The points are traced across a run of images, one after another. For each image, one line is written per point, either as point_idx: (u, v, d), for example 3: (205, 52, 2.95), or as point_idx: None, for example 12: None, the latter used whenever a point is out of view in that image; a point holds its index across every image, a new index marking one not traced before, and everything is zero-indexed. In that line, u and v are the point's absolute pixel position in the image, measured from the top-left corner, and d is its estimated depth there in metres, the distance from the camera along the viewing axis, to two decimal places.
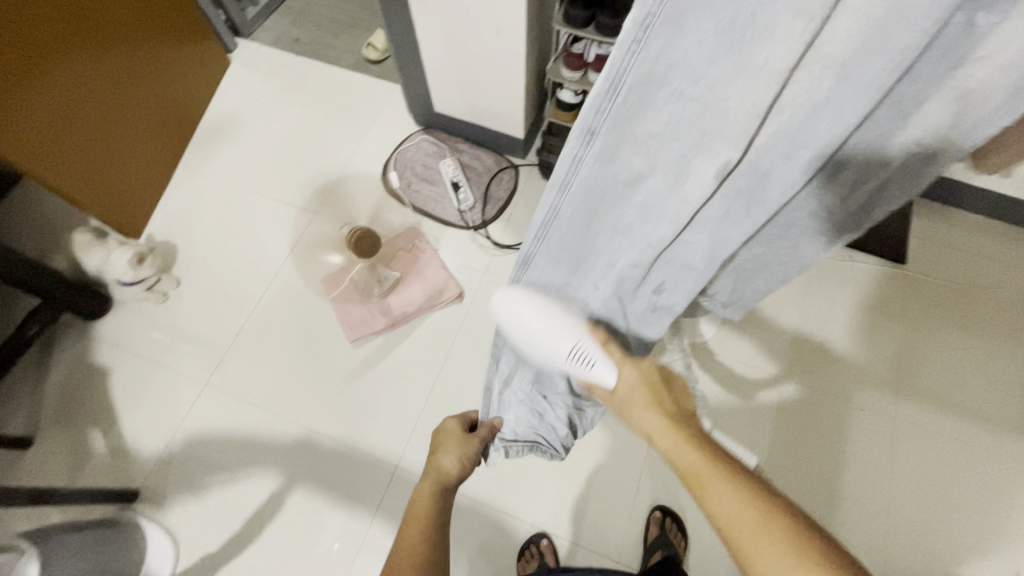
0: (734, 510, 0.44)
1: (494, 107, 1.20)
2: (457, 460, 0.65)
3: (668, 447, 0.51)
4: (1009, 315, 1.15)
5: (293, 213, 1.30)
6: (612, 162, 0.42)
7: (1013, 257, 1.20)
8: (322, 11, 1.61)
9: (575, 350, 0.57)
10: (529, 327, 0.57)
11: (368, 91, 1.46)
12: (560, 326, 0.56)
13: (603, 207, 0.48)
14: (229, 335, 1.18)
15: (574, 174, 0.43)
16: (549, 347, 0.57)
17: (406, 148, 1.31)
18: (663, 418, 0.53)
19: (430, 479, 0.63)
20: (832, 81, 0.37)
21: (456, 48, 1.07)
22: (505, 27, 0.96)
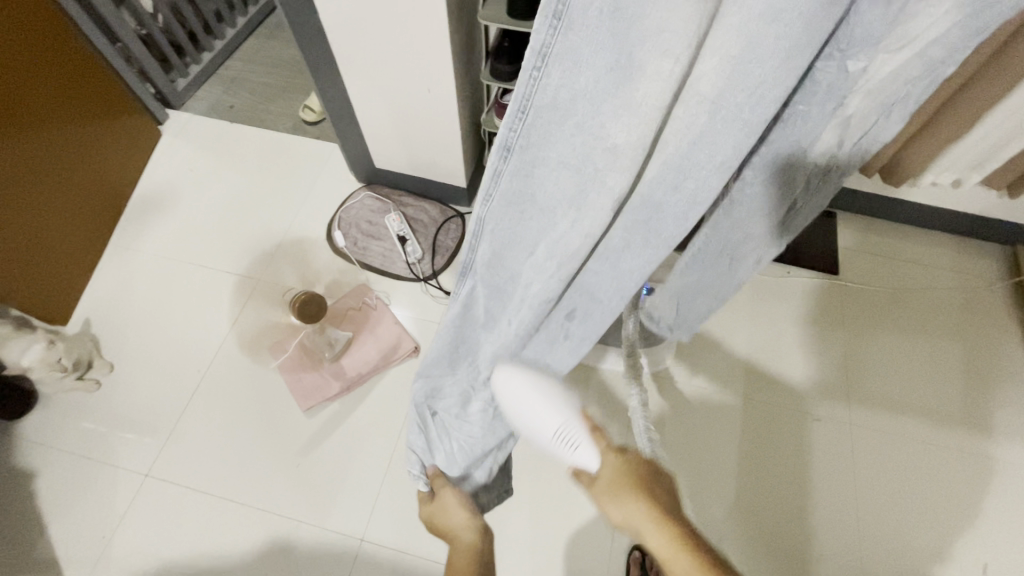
0: None
1: (433, 160, 1.21)
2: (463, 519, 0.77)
3: (662, 549, 0.48)
4: (938, 313, 1.22)
5: (235, 284, 1.25)
6: (531, 185, 0.44)
7: (932, 258, 1.29)
8: (255, 78, 1.62)
9: (570, 429, 0.58)
10: (518, 399, 0.62)
11: (307, 153, 1.45)
12: (549, 404, 0.60)
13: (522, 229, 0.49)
14: (171, 418, 1.11)
15: (493, 190, 0.46)
16: (526, 404, 0.61)
17: (349, 206, 1.30)
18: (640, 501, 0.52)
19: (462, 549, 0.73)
20: (707, 115, 0.38)
21: (392, 107, 1.09)
22: (436, 84, 0.99)
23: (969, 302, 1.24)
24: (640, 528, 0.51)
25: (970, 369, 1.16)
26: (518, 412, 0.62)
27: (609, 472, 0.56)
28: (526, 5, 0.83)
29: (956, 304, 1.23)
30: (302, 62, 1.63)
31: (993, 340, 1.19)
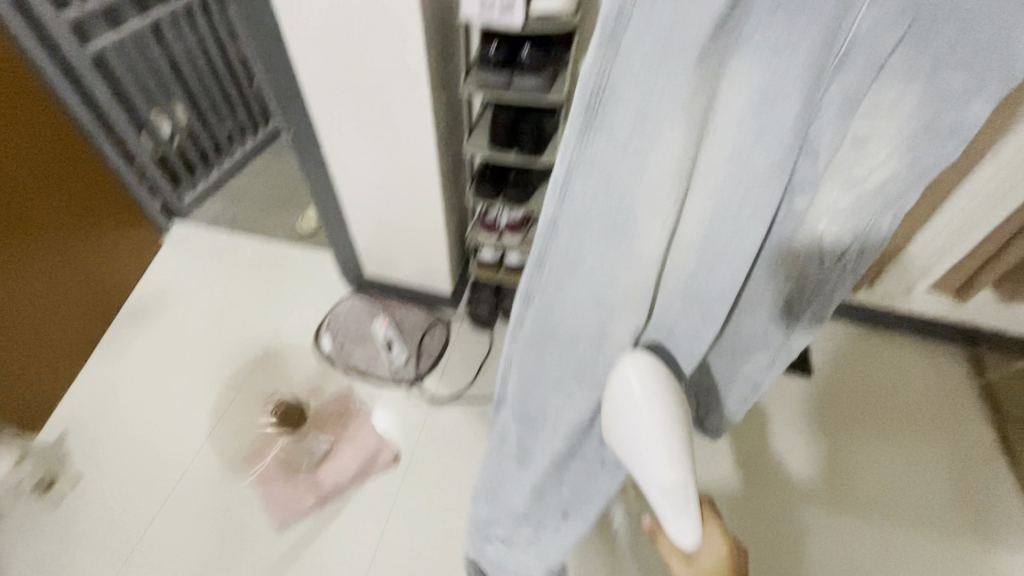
0: None
1: (422, 269, 1.28)
2: None
3: None
4: (917, 415, 1.24)
5: (215, 391, 1.25)
6: (564, 288, 0.44)
7: (906, 357, 1.32)
8: (259, 192, 1.75)
9: (682, 495, 0.46)
10: (633, 418, 0.46)
11: (302, 261, 1.53)
12: (667, 451, 0.45)
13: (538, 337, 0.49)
14: (133, 535, 1.05)
15: (530, 293, 0.47)
16: (642, 432, 0.46)
17: (337, 312, 1.32)
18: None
19: None
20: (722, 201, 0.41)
21: (384, 221, 1.18)
22: (426, 203, 1.09)
23: (946, 403, 1.26)
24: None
25: (957, 480, 1.16)
26: (621, 444, 0.49)
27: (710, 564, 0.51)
28: (505, 137, 0.95)
29: (932, 404, 1.26)
30: (301, 179, 1.77)
31: (975, 448, 1.20)
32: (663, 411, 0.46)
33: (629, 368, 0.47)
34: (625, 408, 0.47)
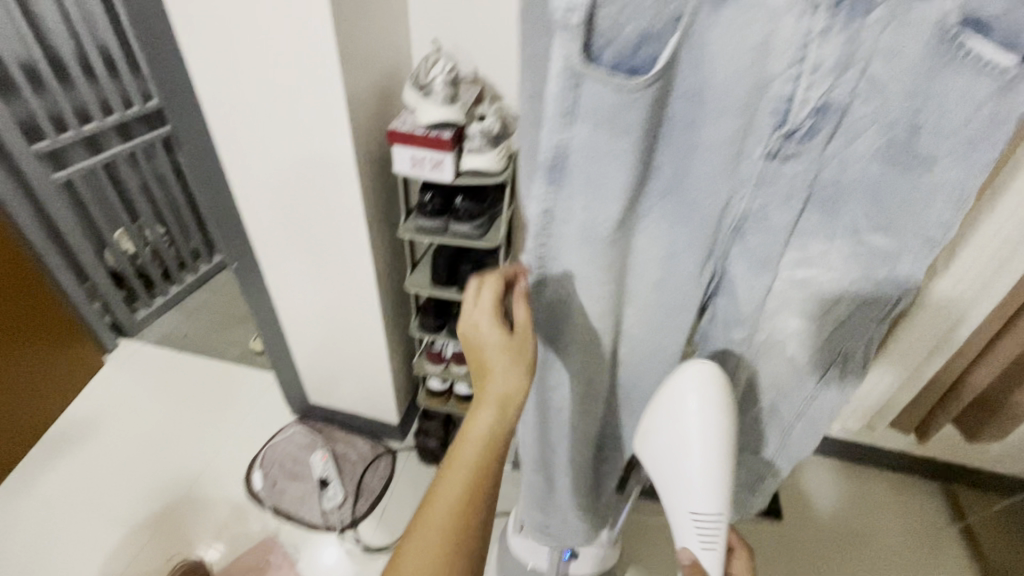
0: None
1: (368, 398, 1.23)
2: (512, 381, 0.56)
3: None
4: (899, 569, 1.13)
5: (126, 535, 1.16)
6: (562, 227, 0.53)
7: (885, 499, 1.23)
8: (216, 308, 1.72)
9: (712, 522, 0.54)
10: (677, 438, 0.54)
11: (248, 383, 1.47)
12: (711, 484, 0.53)
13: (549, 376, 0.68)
14: None
15: (537, 247, 0.55)
16: (681, 455, 0.54)
17: (276, 443, 1.27)
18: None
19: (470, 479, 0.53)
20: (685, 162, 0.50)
21: (328, 351, 1.15)
22: (368, 335, 1.07)
23: (932, 556, 1.15)
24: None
25: None
26: (657, 462, 0.57)
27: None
28: (446, 275, 0.95)
29: (916, 557, 1.15)
30: (238, 292, 1.76)
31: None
32: (717, 433, 0.53)
33: (679, 388, 0.55)
34: (675, 426, 0.54)
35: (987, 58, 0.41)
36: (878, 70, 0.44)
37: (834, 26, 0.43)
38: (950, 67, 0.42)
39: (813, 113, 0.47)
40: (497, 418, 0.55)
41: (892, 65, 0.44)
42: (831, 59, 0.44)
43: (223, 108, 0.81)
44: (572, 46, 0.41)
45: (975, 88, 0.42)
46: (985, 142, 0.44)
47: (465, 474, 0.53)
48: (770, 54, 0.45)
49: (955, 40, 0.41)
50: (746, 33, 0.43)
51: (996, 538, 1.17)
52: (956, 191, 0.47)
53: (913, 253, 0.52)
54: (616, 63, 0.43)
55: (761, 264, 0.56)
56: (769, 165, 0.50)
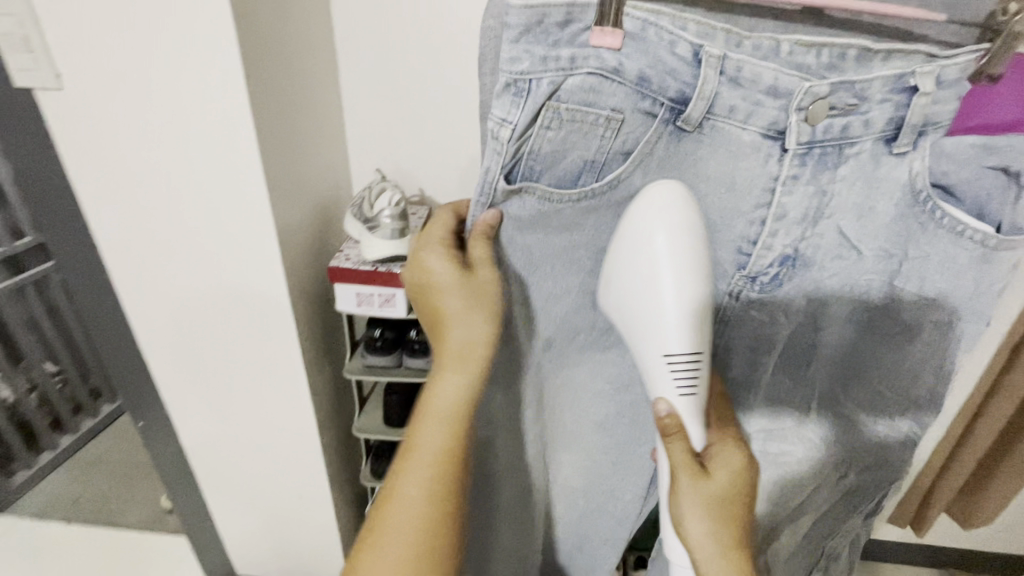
0: None
1: (310, 563, 1.02)
2: (481, 327, 0.45)
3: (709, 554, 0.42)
4: None
5: None
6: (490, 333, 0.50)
7: None
8: (116, 457, 1.45)
9: (689, 363, 0.41)
10: (642, 271, 0.39)
11: (156, 554, 1.20)
12: (685, 316, 0.39)
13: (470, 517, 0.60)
14: None
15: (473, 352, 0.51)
16: (652, 297, 0.39)
17: None
18: (721, 528, 0.42)
19: (443, 420, 0.45)
20: None
21: (258, 512, 0.96)
22: (308, 490, 0.90)
23: None
24: (703, 552, 0.42)
25: None
26: (620, 303, 0.42)
27: (727, 476, 0.43)
28: (400, 415, 0.83)
29: None
30: (130, 430, 1.52)
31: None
32: (691, 242, 0.38)
33: (643, 214, 0.38)
34: (641, 259, 0.39)
35: (964, 223, 0.39)
36: (847, 227, 0.40)
37: (803, 177, 0.38)
38: (927, 232, 0.40)
39: (779, 263, 0.42)
40: (455, 425, 0.46)
41: (865, 224, 0.40)
42: (798, 212, 0.39)
43: (125, 250, 0.69)
44: (499, 161, 0.38)
45: (956, 253, 0.40)
46: (966, 311, 0.42)
47: (418, 510, 0.44)
48: (737, 193, 0.39)
49: (926, 200, 0.39)
50: (708, 167, 0.39)
51: None
52: (941, 365, 0.44)
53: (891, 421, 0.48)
54: (552, 187, 0.40)
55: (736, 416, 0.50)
56: (733, 308, 0.44)
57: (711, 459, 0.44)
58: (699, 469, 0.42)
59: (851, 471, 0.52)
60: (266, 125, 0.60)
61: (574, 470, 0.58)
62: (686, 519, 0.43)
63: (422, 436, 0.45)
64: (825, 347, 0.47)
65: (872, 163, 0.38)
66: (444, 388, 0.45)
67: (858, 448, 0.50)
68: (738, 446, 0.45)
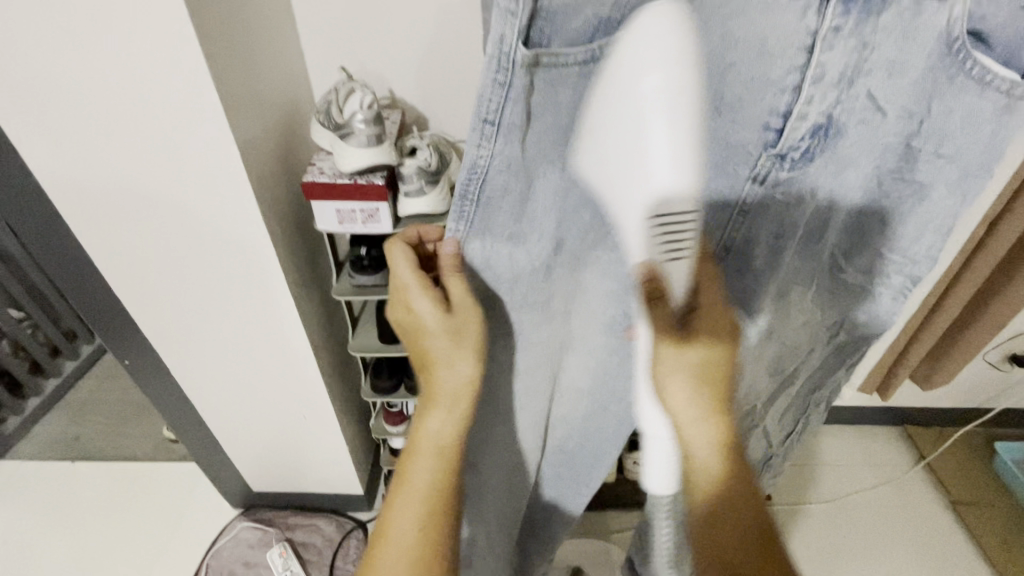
0: (711, 472, 0.44)
1: (320, 472, 1.07)
2: (469, 362, 0.49)
3: (687, 412, 0.44)
4: (889, 514, 1.16)
5: None
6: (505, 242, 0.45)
7: (863, 455, 1.25)
8: (111, 393, 1.45)
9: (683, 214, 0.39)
10: (630, 120, 0.36)
11: (168, 480, 1.24)
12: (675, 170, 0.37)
13: (478, 435, 0.60)
14: None
15: (495, 271, 0.46)
16: (636, 152, 0.37)
17: (222, 547, 1.09)
18: (704, 394, 0.44)
19: (433, 458, 0.49)
20: None
21: (264, 433, 0.98)
22: (311, 409, 0.91)
23: (913, 499, 1.18)
24: (686, 416, 0.45)
25: None
26: (599, 172, 0.40)
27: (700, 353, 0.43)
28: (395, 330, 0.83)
29: (905, 502, 1.18)
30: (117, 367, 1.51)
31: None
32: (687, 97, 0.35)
33: (630, 48, 0.34)
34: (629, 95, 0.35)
35: (994, 73, 0.36)
36: (877, 87, 0.37)
37: (845, 28, 0.35)
38: (955, 85, 0.37)
39: (810, 136, 0.39)
40: (439, 464, 0.49)
41: (895, 83, 0.37)
42: (836, 71, 0.36)
43: (70, 178, 0.62)
44: (512, 31, 0.33)
45: (980, 107, 0.37)
46: (982, 168, 0.40)
47: (415, 544, 0.46)
48: (768, 55, 0.36)
49: (960, 51, 0.35)
50: (739, 26, 0.35)
51: (954, 468, 1.22)
52: (945, 220, 0.44)
53: (893, 292, 0.50)
54: (561, 58, 0.35)
55: (774, 296, 0.51)
56: (757, 192, 0.42)
57: (697, 324, 0.43)
58: (677, 335, 0.43)
59: (841, 331, 0.56)
60: (199, 14, 0.51)
61: (579, 369, 0.58)
62: (665, 365, 0.44)
63: (419, 480, 0.49)
64: (833, 224, 0.46)
65: (913, 10, 0.34)
66: (434, 419, 0.49)
67: (856, 317, 0.54)
68: (723, 314, 0.43)
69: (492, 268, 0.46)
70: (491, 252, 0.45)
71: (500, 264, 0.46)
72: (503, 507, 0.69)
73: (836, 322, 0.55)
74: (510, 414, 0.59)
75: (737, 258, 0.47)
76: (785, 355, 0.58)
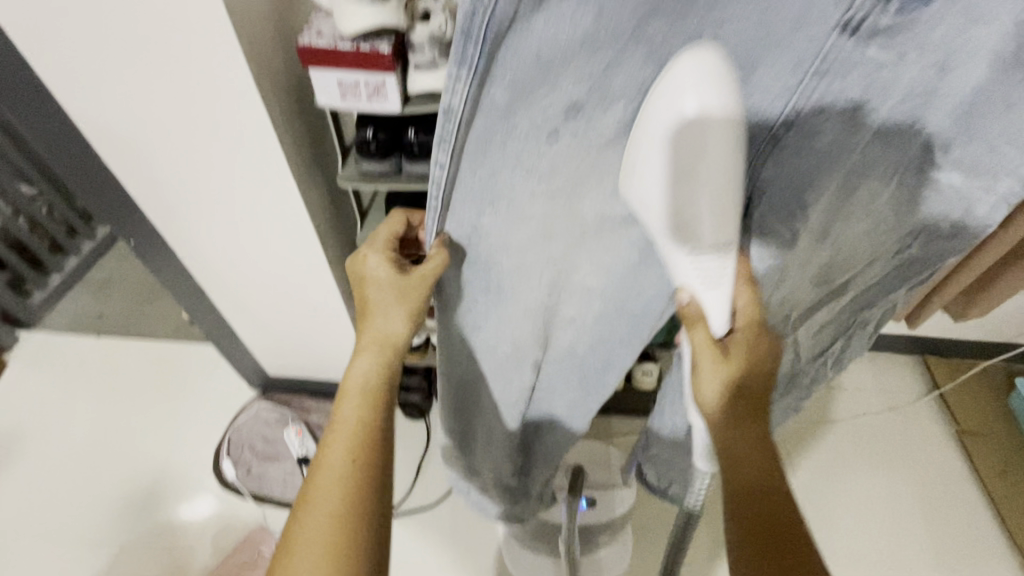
0: (753, 477, 0.46)
1: (332, 362, 1.09)
2: (403, 322, 0.53)
3: (719, 423, 0.48)
4: (894, 440, 1.16)
5: (103, 554, 1.03)
6: (521, 102, 0.37)
7: (876, 382, 1.24)
8: (129, 275, 1.46)
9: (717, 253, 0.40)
10: (659, 147, 0.36)
11: (189, 360, 1.29)
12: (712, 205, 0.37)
13: (484, 339, 0.58)
14: None
15: (507, 139, 0.40)
16: (671, 179, 0.37)
17: (241, 423, 1.15)
18: (733, 406, 0.48)
19: (365, 401, 0.52)
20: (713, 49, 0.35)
21: (275, 321, 0.99)
22: (320, 300, 0.90)
23: (921, 427, 1.18)
24: (720, 424, 0.48)
25: (941, 522, 1.07)
26: (645, 198, 0.39)
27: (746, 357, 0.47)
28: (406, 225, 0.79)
29: (912, 429, 1.18)
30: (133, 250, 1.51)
31: (961, 509, 1.08)
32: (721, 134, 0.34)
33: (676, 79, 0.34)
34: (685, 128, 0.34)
35: None
36: None
37: None
38: None
39: None
40: (368, 406, 0.52)
41: None
42: None
43: (42, 26, 0.55)
44: None
45: None
46: None
47: (334, 483, 0.47)
48: None
49: None
50: None
51: (968, 401, 1.20)
52: None
53: (995, 193, 0.43)
54: None
55: (839, 188, 0.44)
56: (844, 45, 0.35)
57: (732, 345, 0.47)
58: (717, 353, 0.46)
59: (915, 243, 0.51)
60: None
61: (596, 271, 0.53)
62: (703, 378, 0.48)
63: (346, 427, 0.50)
64: (939, 100, 0.38)
65: None
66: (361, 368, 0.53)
67: (939, 218, 0.48)
68: (762, 331, 0.47)
69: (513, 144, 0.40)
70: (515, 116, 0.38)
71: (521, 130, 0.39)
72: (509, 410, 0.68)
73: (914, 232, 0.50)
74: (522, 318, 0.56)
75: (802, 140, 0.40)
76: (842, 266, 0.52)
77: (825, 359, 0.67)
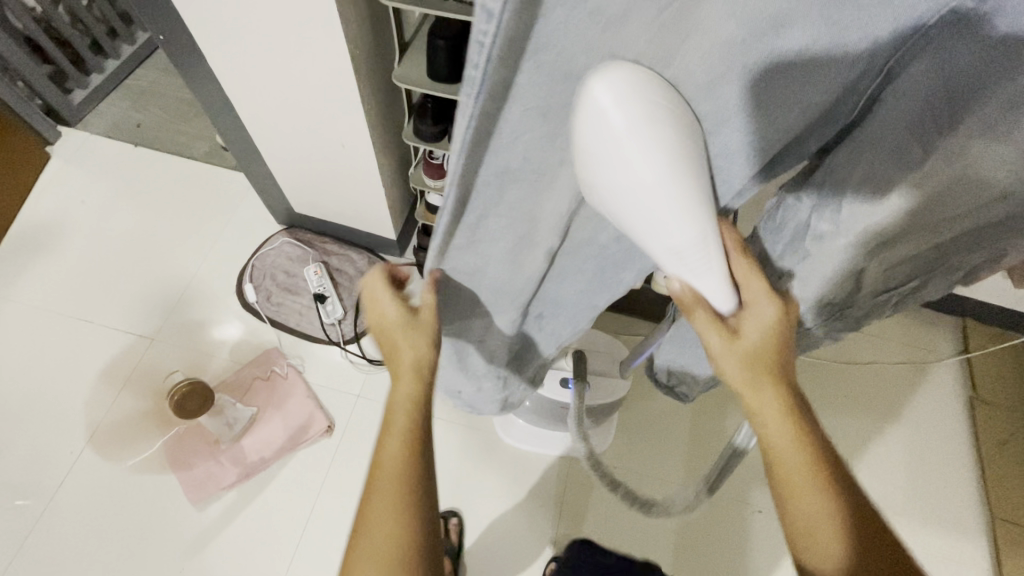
0: (814, 491, 0.43)
1: (358, 209, 1.09)
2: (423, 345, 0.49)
3: (775, 430, 0.45)
4: (901, 390, 1.15)
5: (134, 344, 1.12)
6: None
7: (900, 334, 1.19)
8: (167, 88, 1.43)
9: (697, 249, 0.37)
10: (602, 150, 0.33)
11: (221, 185, 1.30)
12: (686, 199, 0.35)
13: (492, 255, 0.47)
14: (37, 487, 1.00)
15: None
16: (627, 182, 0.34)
17: (265, 253, 1.18)
18: (773, 397, 0.45)
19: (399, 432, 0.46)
20: None
21: (305, 156, 0.96)
22: (351, 139, 0.86)
23: (935, 383, 1.15)
24: (770, 431, 0.45)
25: (927, 473, 1.08)
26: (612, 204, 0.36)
27: (754, 340, 0.45)
28: (449, 68, 0.72)
29: (924, 384, 1.15)
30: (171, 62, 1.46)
31: (949, 465, 1.09)
32: (660, 138, 0.33)
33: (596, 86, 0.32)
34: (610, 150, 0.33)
35: None
36: None
37: None
38: None
39: None
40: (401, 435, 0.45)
41: None
42: None
43: None
44: None
45: None
46: None
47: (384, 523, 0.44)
48: None
49: None
50: None
51: (994, 371, 1.15)
52: None
53: None
54: None
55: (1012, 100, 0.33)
56: None
57: (744, 328, 0.44)
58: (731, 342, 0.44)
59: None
60: None
61: None
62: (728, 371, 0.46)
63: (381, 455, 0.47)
64: None
65: None
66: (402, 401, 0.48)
67: None
68: (773, 306, 0.45)
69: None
70: None
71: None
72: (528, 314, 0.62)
73: None
74: None
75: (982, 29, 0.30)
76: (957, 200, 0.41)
77: (888, 300, 0.58)
